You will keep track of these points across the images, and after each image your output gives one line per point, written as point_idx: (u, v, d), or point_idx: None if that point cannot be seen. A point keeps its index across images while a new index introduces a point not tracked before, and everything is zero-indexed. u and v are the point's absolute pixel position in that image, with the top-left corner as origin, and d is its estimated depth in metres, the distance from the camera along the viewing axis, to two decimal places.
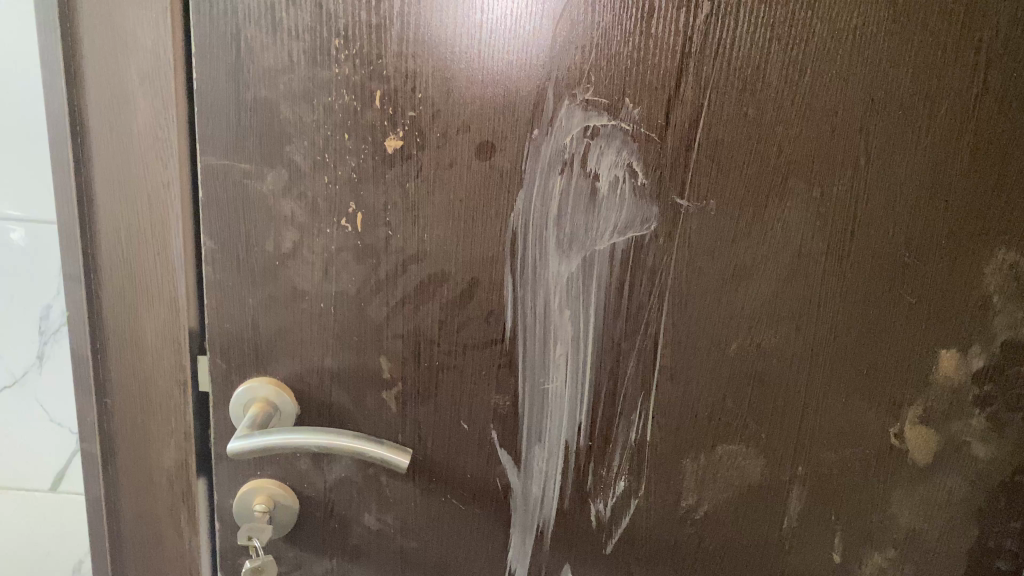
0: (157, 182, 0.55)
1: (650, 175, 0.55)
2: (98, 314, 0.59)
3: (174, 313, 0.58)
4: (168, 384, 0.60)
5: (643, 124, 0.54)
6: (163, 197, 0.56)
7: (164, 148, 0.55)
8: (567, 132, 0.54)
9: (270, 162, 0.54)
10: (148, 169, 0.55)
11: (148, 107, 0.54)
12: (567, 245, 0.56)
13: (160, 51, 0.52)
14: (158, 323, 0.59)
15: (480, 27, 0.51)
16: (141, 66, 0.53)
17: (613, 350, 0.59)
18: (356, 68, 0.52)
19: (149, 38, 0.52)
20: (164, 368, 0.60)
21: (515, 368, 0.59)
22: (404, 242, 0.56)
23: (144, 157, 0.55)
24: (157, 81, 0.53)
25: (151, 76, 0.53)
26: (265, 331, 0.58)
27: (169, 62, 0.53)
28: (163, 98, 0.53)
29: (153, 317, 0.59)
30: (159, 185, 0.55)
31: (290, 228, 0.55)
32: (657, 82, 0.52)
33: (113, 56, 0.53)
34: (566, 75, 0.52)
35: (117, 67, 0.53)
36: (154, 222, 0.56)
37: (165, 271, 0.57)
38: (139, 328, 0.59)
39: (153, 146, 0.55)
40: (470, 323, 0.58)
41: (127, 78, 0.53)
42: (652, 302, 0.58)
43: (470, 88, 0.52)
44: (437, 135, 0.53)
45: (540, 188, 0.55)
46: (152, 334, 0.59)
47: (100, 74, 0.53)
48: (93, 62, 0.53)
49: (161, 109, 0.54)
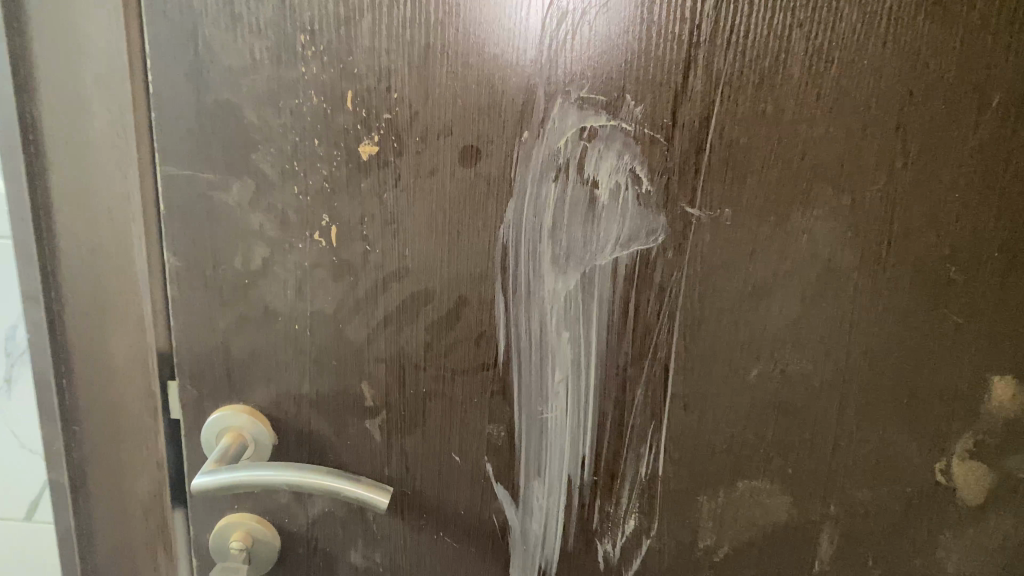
0: (118, 196, 0.51)
1: (656, 181, 0.48)
2: (61, 338, 0.54)
3: (142, 335, 0.54)
4: (138, 410, 0.56)
5: (646, 124, 0.47)
6: (124, 212, 0.52)
7: (124, 160, 0.50)
8: (561, 134, 0.48)
9: (235, 171, 0.49)
10: (108, 182, 0.51)
11: (105, 116, 0.50)
12: (564, 260, 0.50)
13: (115, 55, 0.48)
14: (126, 346, 0.55)
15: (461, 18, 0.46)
16: (97, 71, 0.49)
17: (618, 377, 0.53)
18: (325, 67, 0.47)
19: (102, 39, 0.48)
20: (134, 394, 0.56)
21: (509, 396, 0.54)
22: (384, 258, 0.51)
23: (104, 167, 0.51)
24: (113, 87, 0.49)
25: (106, 81, 0.49)
26: (237, 354, 0.53)
27: (125, 66, 0.48)
28: (120, 106, 0.49)
29: (120, 339, 0.55)
30: (120, 199, 0.51)
31: (259, 242, 0.51)
32: (662, 77, 0.46)
33: (68, 60, 0.49)
34: (559, 69, 0.46)
35: (70, 71, 0.49)
36: (118, 237, 0.52)
37: (130, 289, 0.54)
38: (105, 351, 0.55)
39: (113, 158, 0.50)
40: (458, 345, 0.53)
41: (84, 84, 0.49)
42: (662, 324, 0.51)
43: (452, 87, 0.47)
44: (416, 140, 0.48)
45: (532, 197, 0.49)
46: (119, 358, 0.55)
47: (55, 79, 0.49)
48: (48, 66, 0.49)
49: (120, 118, 0.49)
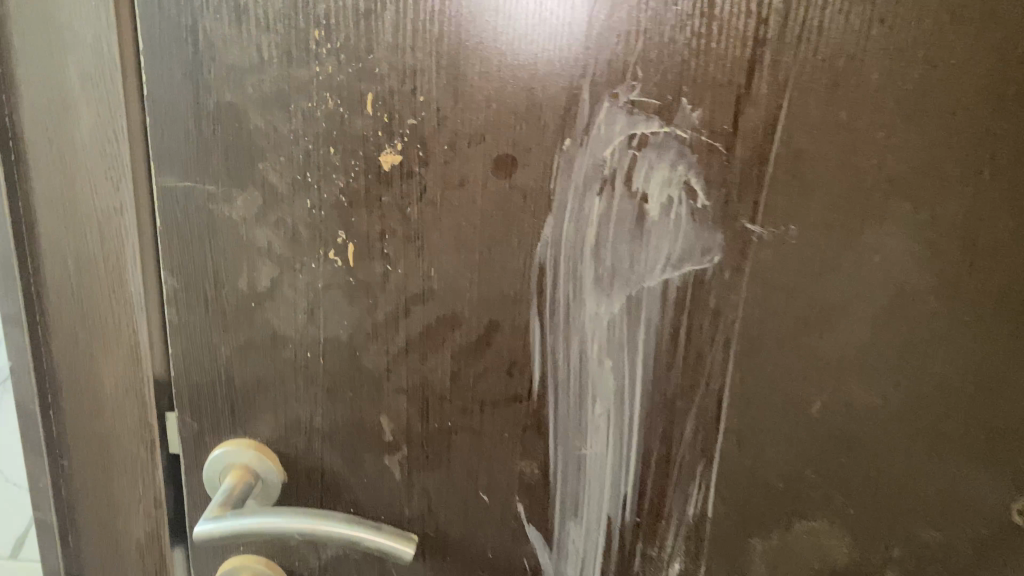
0: (108, 208, 0.46)
1: (713, 195, 0.43)
2: (49, 364, 0.50)
3: (136, 362, 0.49)
4: (133, 444, 0.51)
5: (704, 131, 0.42)
6: (116, 226, 0.46)
7: (116, 167, 0.45)
8: (607, 143, 0.42)
9: (239, 182, 0.44)
10: (97, 192, 0.45)
11: (94, 119, 0.44)
12: (608, 282, 0.45)
13: (103, 50, 0.42)
14: (118, 375, 0.49)
15: (504, 11, 0.40)
16: (84, 67, 0.43)
17: (665, 410, 0.48)
18: (342, 66, 0.41)
19: (90, 33, 0.42)
20: (128, 426, 0.50)
21: (544, 431, 0.48)
22: (406, 279, 0.46)
23: (93, 176, 0.45)
24: (103, 86, 0.43)
25: (95, 80, 0.43)
26: (242, 384, 0.48)
27: (115, 63, 0.42)
28: (111, 107, 0.43)
29: (112, 367, 0.49)
30: (111, 212, 0.46)
31: (266, 262, 0.45)
32: (722, 77, 0.41)
33: (50, 56, 0.43)
34: (606, 69, 0.41)
35: (54, 68, 0.44)
36: (109, 255, 0.47)
37: (123, 312, 0.48)
38: (97, 380, 0.49)
39: (103, 166, 0.45)
40: (488, 375, 0.47)
41: (70, 82, 0.44)
42: (715, 352, 0.46)
43: (485, 89, 0.42)
44: (443, 148, 0.43)
45: (573, 212, 0.44)
46: (112, 387, 0.49)
47: (33, 79, 0.44)
48: (29, 66, 0.44)
49: (110, 121, 0.44)
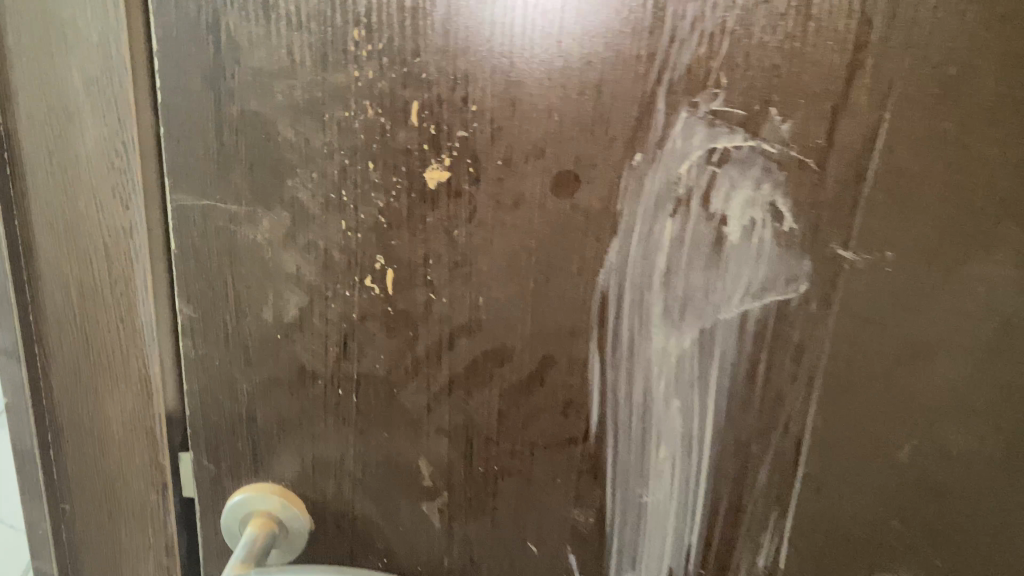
0: (116, 228, 0.41)
1: (802, 218, 0.38)
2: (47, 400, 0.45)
3: (146, 398, 0.44)
4: (141, 487, 0.46)
5: (794, 145, 0.37)
6: (124, 248, 0.41)
7: (124, 183, 0.40)
8: (683, 159, 0.37)
9: (265, 201, 0.39)
10: (103, 211, 0.41)
11: (99, 129, 0.39)
12: (679, 313, 0.40)
13: (110, 52, 0.37)
14: (125, 412, 0.44)
15: (580, 8, 0.35)
16: (87, 72, 0.38)
17: (738, 454, 0.43)
18: (384, 71, 0.36)
19: (95, 32, 0.37)
20: (135, 469, 0.45)
21: (602, 476, 0.43)
22: (451, 308, 0.41)
23: (97, 193, 0.40)
24: (109, 93, 0.38)
25: (99, 85, 0.38)
26: (265, 424, 0.43)
27: (123, 67, 0.37)
28: (118, 116, 0.38)
29: (118, 402, 0.44)
30: (119, 232, 0.41)
31: (294, 290, 0.40)
32: (818, 85, 0.36)
33: (47, 59, 0.38)
34: (686, 75, 0.36)
35: (54, 71, 0.39)
36: (116, 280, 0.42)
37: (131, 342, 0.43)
38: (101, 416, 0.45)
39: (109, 181, 0.40)
40: (540, 415, 0.42)
41: (71, 88, 0.39)
42: (796, 391, 0.42)
43: (546, 97, 0.37)
44: (497, 164, 0.38)
45: (641, 236, 0.39)
46: (119, 425, 0.45)
47: (25, 86, 0.39)
48: (22, 71, 0.39)
49: (118, 131, 0.39)
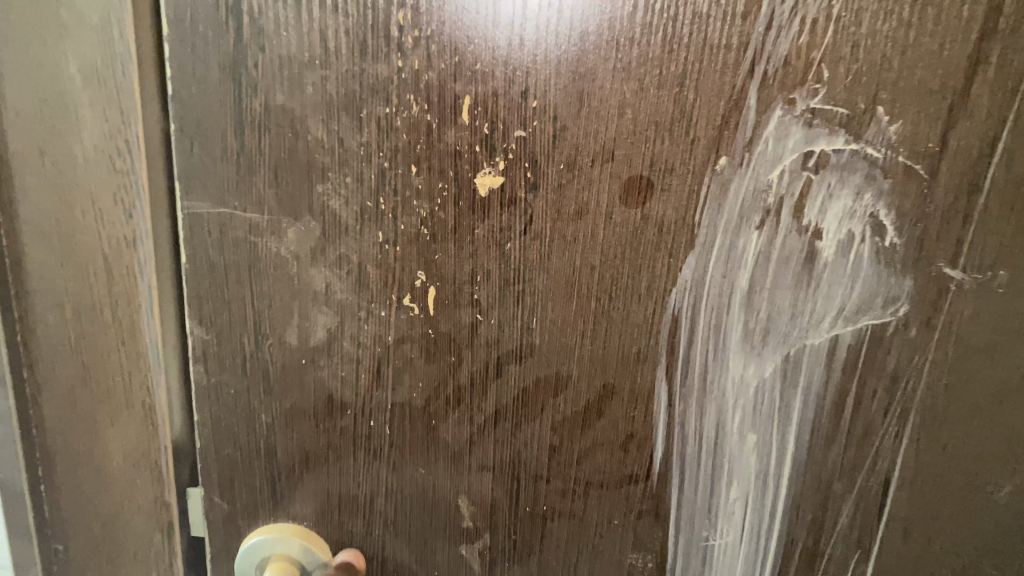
0: (118, 238, 0.35)
1: (906, 232, 0.34)
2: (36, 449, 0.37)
3: (151, 431, 0.38)
4: (148, 529, 0.40)
5: (902, 150, 0.32)
6: (127, 262, 0.36)
7: (127, 188, 0.35)
8: (775, 163, 0.33)
9: (292, 209, 0.34)
10: (103, 218, 0.35)
11: (98, 125, 0.34)
12: (760, 338, 0.35)
13: (113, 35, 0.32)
14: (128, 448, 0.38)
15: None
16: (85, 57, 0.33)
17: (818, 494, 0.38)
18: (432, 61, 0.31)
19: (96, 14, 0.32)
20: (139, 510, 0.39)
21: (663, 518, 0.39)
22: (501, 332, 0.36)
23: (96, 202, 0.35)
24: (110, 84, 0.33)
25: (99, 74, 0.33)
26: (286, 459, 0.38)
27: (128, 53, 0.32)
28: (122, 110, 0.33)
29: (120, 438, 0.38)
30: (122, 243, 0.36)
31: (323, 310, 0.35)
32: (934, 80, 0.31)
33: (37, 38, 0.32)
34: (782, 68, 0.31)
35: (49, 60, 0.32)
36: (117, 298, 0.36)
37: (135, 369, 0.37)
38: (101, 456, 0.38)
39: (110, 185, 0.35)
40: (597, 450, 0.38)
41: (66, 74, 0.33)
42: (887, 425, 0.37)
43: (618, 92, 0.32)
44: (559, 168, 0.33)
45: (721, 251, 0.34)
46: (121, 463, 0.38)
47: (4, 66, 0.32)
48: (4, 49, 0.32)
49: (121, 128, 0.34)
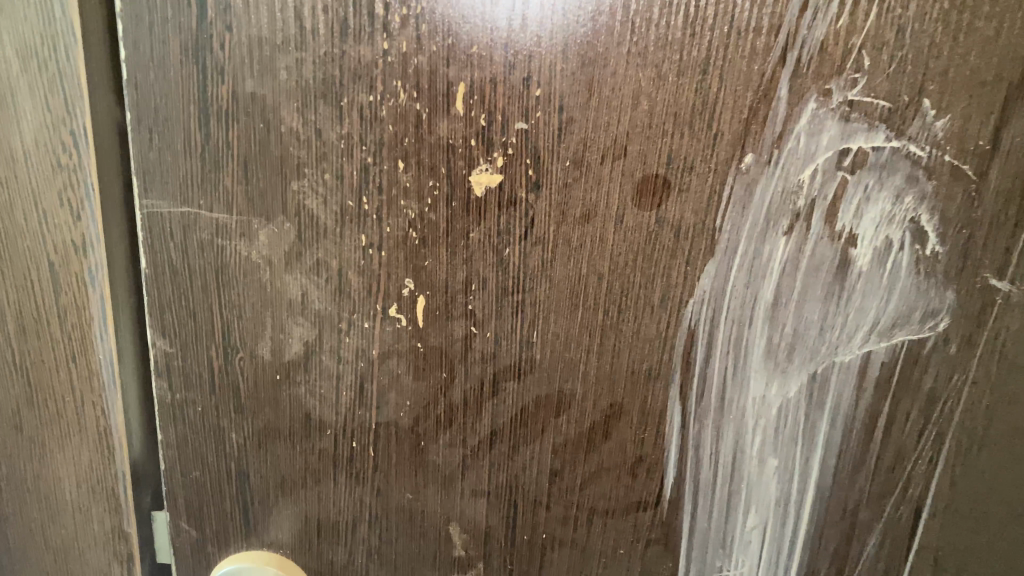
0: (65, 244, 0.32)
1: (950, 239, 0.30)
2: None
3: (107, 456, 0.35)
4: (101, 558, 0.37)
5: (949, 148, 0.29)
6: (76, 269, 0.32)
7: (74, 187, 0.31)
8: (807, 162, 0.29)
9: (264, 209, 0.30)
10: (48, 222, 0.31)
11: (38, 116, 0.30)
12: (784, 354, 0.32)
13: (54, 13, 0.28)
14: (79, 472, 0.35)
15: None
16: (21, 39, 0.29)
17: (842, 523, 0.35)
18: (422, 42, 0.28)
19: None
20: (93, 539, 0.36)
21: (674, 547, 0.35)
22: (497, 346, 0.32)
23: (41, 203, 0.31)
24: (52, 68, 0.29)
25: (38, 57, 0.29)
26: (260, 483, 0.35)
27: (72, 33, 0.28)
28: (65, 99, 0.29)
29: (70, 461, 0.35)
30: (69, 249, 0.32)
31: (300, 321, 0.32)
32: (988, 70, 0.28)
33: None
34: (817, 55, 0.28)
35: None
36: (65, 310, 0.33)
37: (86, 389, 0.34)
38: (48, 479, 0.36)
39: (55, 183, 0.31)
40: (603, 475, 0.34)
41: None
42: (921, 450, 0.33)
43: (633, 79, 0.28)
44: (565, 164, 0.29)
45: (744, 259, 0.31)
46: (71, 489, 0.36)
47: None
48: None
49: (66, 119, 0.30)
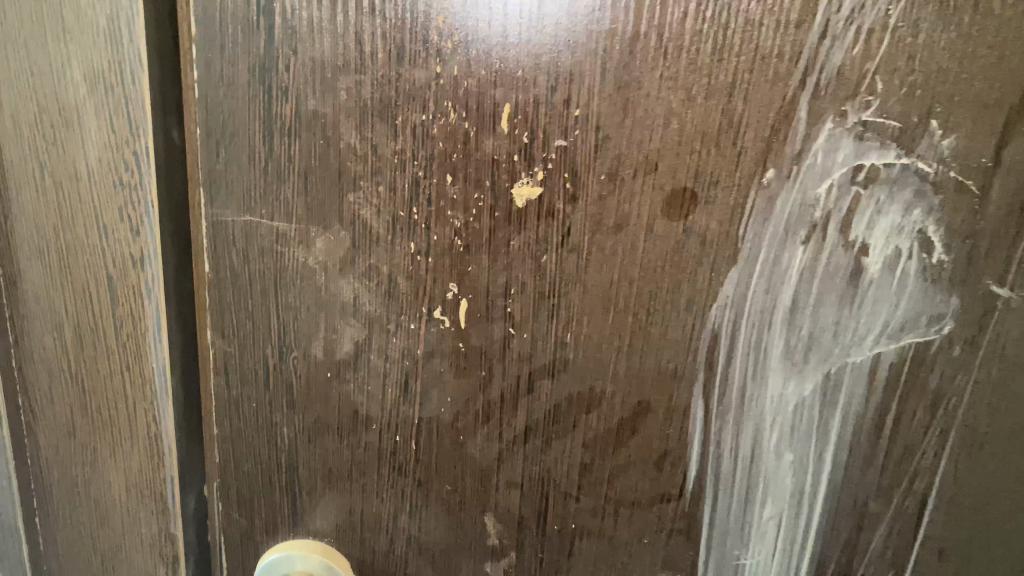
0: (123, 256, 0.35)
1: (955, 248, 0.33)
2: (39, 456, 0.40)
3: (155, 454, 0.37)
4: (148, 552, 0.40)
5: (954, 165, 0.32)
6: (134, 280, 0.35)
7: (133, 205, 0.33)
8: (824, 177, 0.32)
9: (321, 218, 0.33)
10: (112, 236, 0.34)
11: (104, 139, 0.33)
12: (801, 354, 0.35)
13: (120, 44, 0.31)
14: (131, 469, 0.38)
15: None
16: (93, 68, 0.32)
17: (853, 515, 0.37)
18: (472, 66, 0.30)
19: (104, 20, 0.31)
20: (139, 535, 0.39)
21: (695, 537, 0.38)
22: (533, 347, 0.35)
23: (107, 220, 0.34)
24: (117, 94, 0.32)
25: (106, 85, 0.32)
26: (308, 475, 0.37)
27: (137, 62, 0.31)
28: (129, 124, 0.32)
29: (123, 457, 0.38)
30: (128, 262, 0.35)
31: (351, 322, 0.34)
32: (992, 95, 0.30)
33: (49, 58, 0.33)
34: (835, 79, 0.30)
35: (63, 77, 0.33)
36: (124, 316, 0.36)
37: (139, 392, 0.37)
38: (103, 474, 0.39)
39: (117, 201, 0.34)
40: (631, 468, 0.36)
41: (73, 88, 0.33)
42: (928, 445, 0.36)
43: (665, 101, 0.31)
44: (600, 179, 0.32)
45: (765, 266, 0.33)
46: (120, 486, 0.39)
47: (16, 88, 0.34)
48: (19, 70, 0.33)
49: (128, 141, 0.33)
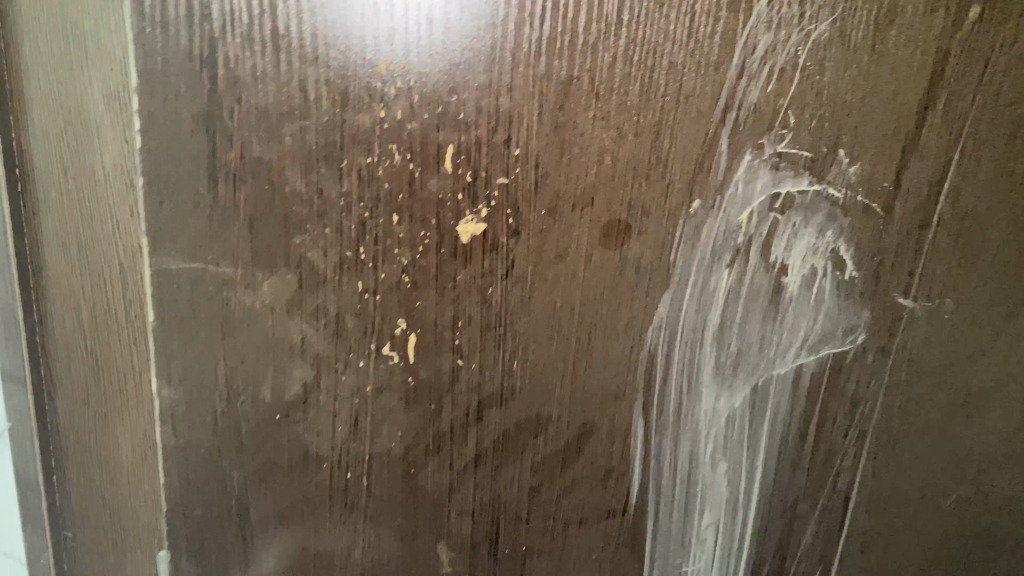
0: (103, 266, 0.33)
1: (864, 265, 0.36)
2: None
3: (141, 470, 0.36)
4: None
5: (861, 190, 0.35)
6: (115, 295, 0.34)
7: (117, 217, 0.33)
8: (745, 205, 0.34)
9: (268, 261, 0.33)
10: (93, 252, 0.33)
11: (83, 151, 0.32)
12: (731, 369, 0.37)
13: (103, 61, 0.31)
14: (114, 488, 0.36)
15: (645, 39, 0.31)
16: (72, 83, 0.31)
17: (784, 515, 0.40)
18: (415, 110, 0.31)
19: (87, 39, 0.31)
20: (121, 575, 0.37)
21: (640, 549, 0.39)
22: (481, 376, 0.36)
23: (89, 236, 0.33)
24: (99, 110, 0.31)
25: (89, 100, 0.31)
26: (259, 517, 0.37)
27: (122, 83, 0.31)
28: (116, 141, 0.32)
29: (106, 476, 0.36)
30: (107, 272, 0.33)
31: (300, 363, 0.34)
32: (889, 124, 0.34)
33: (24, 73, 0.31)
34: (752, 114, 0.33)
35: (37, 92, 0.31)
36: (104, 334, 0.34)
37: (120, 407, 0.35)
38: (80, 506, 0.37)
39: (99, 214, 0.33)
40: (577, 487, 0.38)
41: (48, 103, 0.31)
42: (848, 446, 0.39)
43: (598, 139, 0.33)
44: (541, 213, 0.33)
45: (694, 289, 0.35)
46: (99, 500, 0.37)
47: None
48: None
49: (125, 131, 0.32)
